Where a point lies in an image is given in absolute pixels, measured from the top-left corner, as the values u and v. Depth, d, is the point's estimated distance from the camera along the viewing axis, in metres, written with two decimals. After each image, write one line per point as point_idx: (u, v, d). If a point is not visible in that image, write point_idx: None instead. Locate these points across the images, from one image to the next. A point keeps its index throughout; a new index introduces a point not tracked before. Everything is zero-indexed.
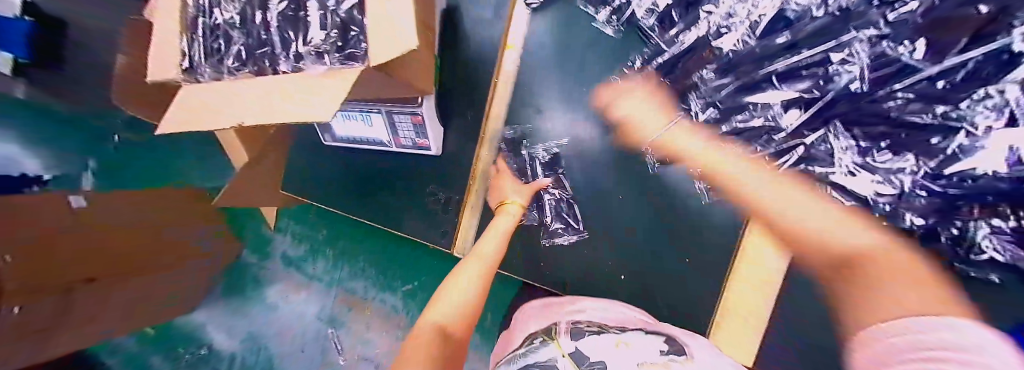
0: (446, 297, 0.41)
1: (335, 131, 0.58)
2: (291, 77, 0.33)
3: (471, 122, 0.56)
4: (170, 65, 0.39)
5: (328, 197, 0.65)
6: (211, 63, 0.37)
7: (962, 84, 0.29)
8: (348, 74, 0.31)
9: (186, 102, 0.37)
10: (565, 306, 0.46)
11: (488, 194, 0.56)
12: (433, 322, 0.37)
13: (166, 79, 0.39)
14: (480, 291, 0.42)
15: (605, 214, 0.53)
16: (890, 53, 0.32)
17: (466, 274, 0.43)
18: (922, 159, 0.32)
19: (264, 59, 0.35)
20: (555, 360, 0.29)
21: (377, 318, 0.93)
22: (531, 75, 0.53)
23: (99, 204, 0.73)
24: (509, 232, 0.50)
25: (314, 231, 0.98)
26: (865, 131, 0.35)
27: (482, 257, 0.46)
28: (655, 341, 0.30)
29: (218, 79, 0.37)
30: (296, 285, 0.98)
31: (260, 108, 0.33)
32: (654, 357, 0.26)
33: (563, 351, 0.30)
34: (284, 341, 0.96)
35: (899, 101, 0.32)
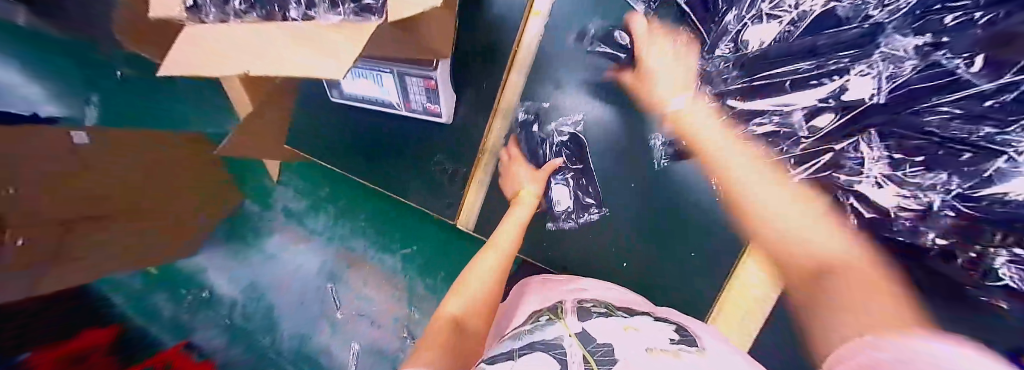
0: (466, 288, 0.41)
1: (342, 88, 0.56)
2: (301, 26, 0.31)
3: (487, 92, 0.53)
4: (174, 2, 0.37)
5: (333, 156, 0.64)
6: (216, 3, 0.35)
7: (1013, 105, 0.25)
8: (363, 27, 0.28)
9: (189, 50, 0.35)
10: (566, 284, 0.46)
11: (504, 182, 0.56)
12: (451, 315, 0.37)
13: (170, 17, 0.37)
14: (497, 282, 0.42)
15: (616, 200, 0.54)
16: (945, 64, 0.27)
17: (479, 270, 0.43)
18: (957, 180, 0.30)
19: (274, 4, 0.33)
20: (561, 339, 0.29)
21: (377, 276, 0.92)
22: (555, 48, 0.51)
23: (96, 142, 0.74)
24: (525, 223, 0.50)
25: (316, 188, 0.99)
26: (899, 144, 0.33)
27: (495, 249, 0.46)
28: (664, 329, 0.30)
29: (223, 21, 0.35)
30: (296, 238, 0.98)
31: (273, 57, 0.30)
32: (664, 345, 0.26)
33: (570, 331, 0.30)
34: (283, 293, 0.92)
35: (942, 117, 0.29)
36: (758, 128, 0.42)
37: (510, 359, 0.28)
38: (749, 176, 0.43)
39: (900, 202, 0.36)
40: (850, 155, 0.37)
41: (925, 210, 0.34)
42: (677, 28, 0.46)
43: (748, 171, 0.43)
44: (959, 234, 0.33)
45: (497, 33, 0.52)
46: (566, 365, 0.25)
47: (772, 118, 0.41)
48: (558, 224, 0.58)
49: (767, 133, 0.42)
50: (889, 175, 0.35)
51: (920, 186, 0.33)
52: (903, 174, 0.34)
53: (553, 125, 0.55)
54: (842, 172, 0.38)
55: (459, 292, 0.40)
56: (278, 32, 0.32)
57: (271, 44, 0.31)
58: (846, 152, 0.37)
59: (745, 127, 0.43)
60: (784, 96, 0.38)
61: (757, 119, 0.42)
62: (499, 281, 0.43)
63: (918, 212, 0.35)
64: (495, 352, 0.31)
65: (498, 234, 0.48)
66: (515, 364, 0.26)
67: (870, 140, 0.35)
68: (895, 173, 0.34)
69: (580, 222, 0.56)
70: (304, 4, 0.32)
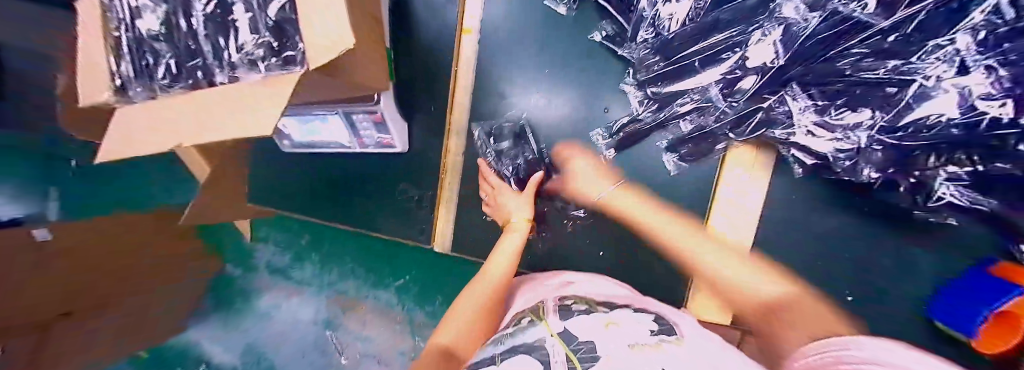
0: (456, 314, 0.41)
1: (293, 135, 0.55)
2: (227, 88, 0.32)
3: (436, 113, 0.54)
4: (100, 85, 0.36)
5: (298, 205, 0.63)
6: (142, 81, 0.35)
7: (914, 36, 0.27)
8: (289, 79, 0.29)
9: (126, 125, 0.35)
10: (550, 280, 0.46)
11: (488, 209, 0.54)
12: (440, 346, 0.38)
13: (100, 102, 0.37)
14: (487, 308, 0.41)
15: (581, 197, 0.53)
16: (842, 10, 0.30)
17: (464, 309, 0.41)
18: (879, 113, 0.32)
19: (197, 72, 0.33)
20: (543, 341, 0.27)
21: (375, 315, 0.95)
22: (492, 59, 0.52)
23: (64, 238, 0.74)
24: (519, 250, 0.47)
25: (297, 237, 1.01)
26: (821, 91, 0.35)
27: (484, 280, 0.44)
28: (645, 320, 0.28)
29: (153, 96, 0.35)
30: (288, 291, 1.02)
31: (207, 122, 0.31)
32: (644, 337, 0.24)
33: (552, 331, 0.28)
34: (282, 349, 0.98)
35: (854, 57, 0.31)
36: (681, 108, 0.45)
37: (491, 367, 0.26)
38: (675, 232, 0.46)
39: (836, 146, 0.37)
40: (779, 109, 0.39)
41: (858, 147, 0.36)
42: (599, 23, 0.48)
43: (675, 230, 0.46)
44: (894, 164, 0.35)
45: (435, 56, 0.53)
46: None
47: (692, 97, 0.43)
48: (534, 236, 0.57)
49: (691, 111, 0.45)
50: (820, 122, 0.37)
51: (847, 127, 0.35)
52: (828, 118, 0.36)
53: (502, 139, 0.54)
54: (778, 127, 0.41)
55: (449, 325, 0.40)
56: (205, 93, 0.32)
57: (200, 107, 0.32)
58: (775, 107, 0.39)
59: (671, 109, 0.46)
60: (698, 75, 0.42)
61: (678, 99, 0.44)
62: (490, 311, 0.40)
63: (853, 151, 0.37)
64: (477, 361, 0.30)
65: (490, 264, 0.46)
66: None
67: (794, 94, 0.36)
68: (823, 119, 0.36)
69: (552, 242, 0.56)
70: (227, 66, 0.32)
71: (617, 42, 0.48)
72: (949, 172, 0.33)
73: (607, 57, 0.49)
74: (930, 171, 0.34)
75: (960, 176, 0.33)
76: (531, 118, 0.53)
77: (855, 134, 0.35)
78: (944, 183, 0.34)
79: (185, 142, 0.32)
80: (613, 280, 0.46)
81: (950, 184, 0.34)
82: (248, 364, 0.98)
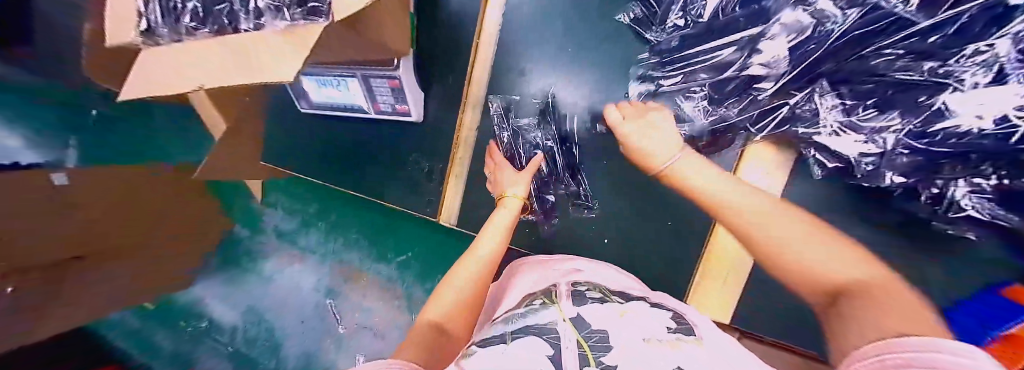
0: (448, 289, 0.40)
1: (312, 97, 0.56)
2: (252, 36, 0.32)
3: (454, 87, 0.54)
4: (127, 27, 0.37)
5: (310, 169, 0.64)
6: (168, 23, 0.35)
7: (954, 38, 0.26)
8: (311, 31, 0.29)
9: (153, 67, 0.36)
10: (560, 264, 0.46)
11: (489, 185, 0.53)
12: (429, 321, 0.36)
13: (126, 43, 0.37)
14: (477, 287, 0.41)
15: (593, 183, 0.53)
16: (884, 5, 0.28)
17: (458, 282, 0.41)
18: (908, 118, 0.32)
19: (223, 18, 0.33)
20: (555, 324, 0.27)
21: (372, 290, 0.97)
22: (514, 36, 0.51)
23: (79, 183, 0.80)
24: (510, 227, 0.47)
25: (306, 206, 1.05)
26: (852, 90, 0.34)
27: (477, 254, 0.44)
28: (661, 316, 0.28)
29: (178, 40, 0.35)
30: (292, 258, 1.04)
31: (234, 65, 0.31)
32: (661, 333, 0.24)
33: (564, 316, 0.28)
34: (283, 314, 1.00)
35: (888, 58, 0.30)
36: (700, 100, 0.44)
37: (501, 343, 0.26)
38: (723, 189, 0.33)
39: (862, 149, 0.37)
40: (804, 107, 0.38)
41: (884, 150, 0.36)
42: (626, 5, 0.47)
43: (743, 200, 0.31)
44: (917, 170, 0.35)
45: (456, 28, 0.52)
46: (559, 350, 0.23)
47: (703, 85, 0.43)
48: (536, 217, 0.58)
49: (717, 101, 0.43)
50: (845, 122, 0.36)
51: (876, 129, 0.35)
52: (856, 119, 0.35)
53: (523, 117, 0.54)
54: (800, 125, 0.40)
55: (440, 298, 0.39)
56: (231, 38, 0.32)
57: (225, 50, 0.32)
58: (801, 105, 0.38)
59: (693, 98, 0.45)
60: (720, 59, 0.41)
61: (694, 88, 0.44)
62: (481, 289, 0.41)
63: (878, 155, 0.37)
64: (486, 336, 0.29)
65: (482, 240, 0.46)
66: (506, 350, 0.24)
67: (823, 91, 0.36)
68: (851, 119, 0.36)
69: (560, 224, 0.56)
70: (253, 13, 0.32)
71: (642, 27, 0.47)
72: (972, 185, 0.33)
73: (631, 42, 0.48)
74: (952, 182, 0.34)
75: (983, 189, 0.32)
76: (552, 97, 0.53)
77: (881, 137, 0.35)
78: (966, 194, 0.34)
79: (207, 83, 0.32)
80: (624, 272, 0.45)
81: (971, 195, 0.34)
82: (250, 324, 1.00)
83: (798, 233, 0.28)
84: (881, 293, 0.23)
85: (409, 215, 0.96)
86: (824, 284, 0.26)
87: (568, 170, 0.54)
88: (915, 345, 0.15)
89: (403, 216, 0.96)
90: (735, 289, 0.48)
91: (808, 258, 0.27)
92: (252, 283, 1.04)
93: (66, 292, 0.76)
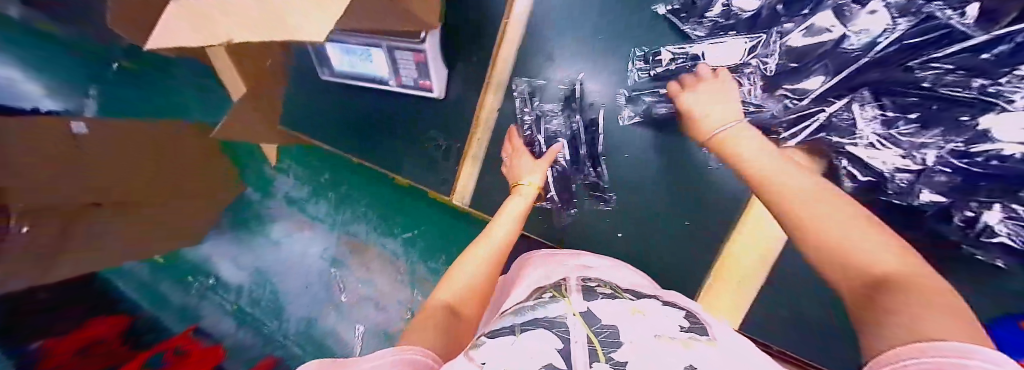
0: (459, 272, 0.41)
1: (334, 64, 0.55)
2: None
3: (478, 66, 0.53)
4: None
5: (327, 137, 0.64)
6: None
7: (1009, 58, 0.31)
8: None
9: (180, 21, 0.36)
10: (569, 259, 0.46)
11: (505, 169, 0.54)
12: (443, 303, 0.37)
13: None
14: (491, 271, 0.41)
15: (614, 176, 0.52)
16: (939, 17, 0.33)
17: (468, 266, 0.41)
18: (950, 136, 0.35)
19: None
20: (565, 318, 0.27)
21: (376, 261, 1.01)
22: (543, 18, 0.50)
23: (95, 131, 0.86)
24: (523, 214, 0.47)
25: (317, 175, 1.12)
26: (895, 102, 0.37)
27: (490, 240, 0.44)
28: (675, 314, 0.27)
29: None
30: (300, 225, 1.08)
31: (263, 21, 0.31)
32: (674, 332, 0.23)
33: (574, 310, 0.28)
34: (290, 279, 1.01)
35: (938, 71, 0.34)
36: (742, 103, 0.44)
37: (511, 334, 0.25)
38: (783, 173, 0.35)
39: (897, 163, 0.37)
40: (842, 116, 0.39)
41: (922, 168, 0.36)
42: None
43: (802, 185, 0.33)
44: (958, 190, 0.35)
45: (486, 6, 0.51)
46: (568, 343, 0.22)
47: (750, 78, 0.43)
48: (550, 205, 0.58)
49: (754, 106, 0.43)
50: (884, 135, 0.38)
51: (918, 144, 0.36)
52: (897, 133, 0.37)
53: (547, 103, 0.53)
54: (835, 135, 0.40)
55: (452, 280, 0.40)
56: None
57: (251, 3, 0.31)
58: (839, 113, 0.39)
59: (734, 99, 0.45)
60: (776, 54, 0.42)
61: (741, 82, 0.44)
62: (492, 275, 0.41)
63: (913, 173, 0.37)
64: (496, 327, 0.29)
65: (495, 226, 0.46)
66: (515, 341, 0.23)
67: (863, 101, 0.38)
68: (890, 132, 0.37)
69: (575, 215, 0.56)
70: None
71: (681, 18, 0.45)
72: (1009, 209, 0.34)
73: (665, 32, 0.46)
74: (986, 206, 0.35)
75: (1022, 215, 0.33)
76: (579, 87, 0.51)
77: (921, 153, 0.36)
78: (1001, 221, 0.35)
79: (235, 35, 0.32)
80: (634, 271, 0.45)
81: (1006, 222, 0.34)
82: (256, 284, 0.99)
83: (837, 209, 0.30)
84: (924, 286, 0.23)
85: (416, 192, 1.03)
86: (865, 272, 0.26)
87: (590, 159, 0.53)
88: (947, 350, 0.15)
89: (412, 192, 1.04)
90: (748, 295, 0.48)
91: (856, 246, 0.27)
92: (262, 245, 1.05)
93: (75, 239, 0.79)
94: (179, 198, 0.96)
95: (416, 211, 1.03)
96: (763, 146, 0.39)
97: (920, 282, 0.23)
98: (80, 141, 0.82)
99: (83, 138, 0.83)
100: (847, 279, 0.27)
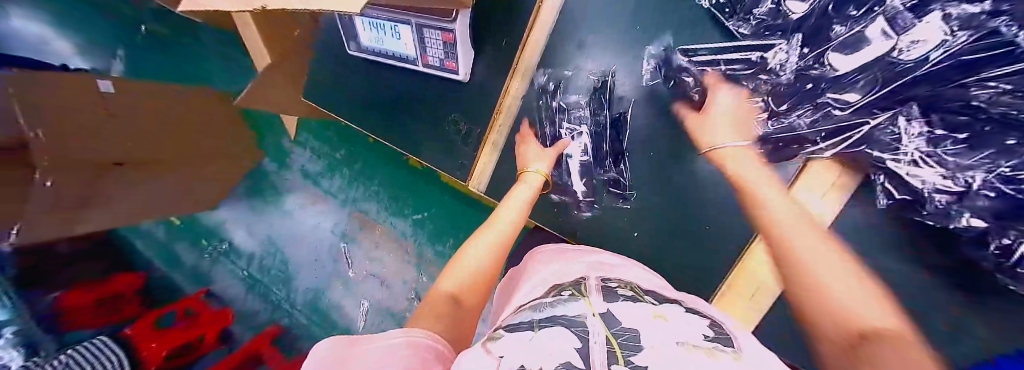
0: (465, 259, 0.40)
1: (361, 39, 0.54)
2: None
3: (505, 51, 0.52)
4: None
5: (347, 112, 0.64)
6: None
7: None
8: None
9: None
10: (584, 256, 0.45)
11: (515, 159, 0.56)
12: (446, 292, 0.36)
13: None
14: (498, 258, 0.41)
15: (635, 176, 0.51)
16: (1003, 32, 0.26)
17: (475, 252, 0.41)
18: (998, 159, 0.29)
19: None
20: (583, 317, 0.26)
21: (385, 238, 1.06)
22: (578, 5, 0.47)
23: (125, 93, 0.88)
24: (530, 201, 0.49)
25: (334, 150, 1.13)
26: (944, 118, 0.31)
27: (497, 226, 0.44)
28: (699, 323, 0.25)
29: None
30: (313, 198, 1.14)
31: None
32: (697, 340, 0.21)
33: (594, 310, 0.27)
34: (298, 249, 1.12)
35: (991, 92, 0.28)
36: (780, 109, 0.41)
37: (530, 331, 0.25)
38: (790, 215, 0.36)
39: (939, 183, 0.34)
40: (886, 130, 0.35)
41: (966, 191, 0.32)
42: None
43: (801, 230, 0.35)
44: (996, 215, 0.31)
45: None
46: (587, 344, 0.22)
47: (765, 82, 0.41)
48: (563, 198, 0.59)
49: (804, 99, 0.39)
50: (929, 153, 0.33)
51: (964, 165, 0.31)
52: (942, 152, 0.32)
53: (573, 96, 0.52)
54: (876, 149, 0.37)
55: (455, 270, 0.39)
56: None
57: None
58: (883, 127, 0.35)
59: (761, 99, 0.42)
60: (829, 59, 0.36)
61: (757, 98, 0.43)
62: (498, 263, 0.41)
63: (955, 195, 0.33)
64: (514, 322, 0.29)
65: (502, 210, 0.47)
66: (534, 337, 0.23)
67: (911, 115, 0.33)
68: (935, 151, 0.33)
69: (592, 210, 0.57)
70: None
71: (726, 13, 0.41)
72: None
73: (707, 27, 0.42)
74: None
75: None
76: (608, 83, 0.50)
77: (966, 176, 0.31)
78: None
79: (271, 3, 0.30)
80: (650, 270, 0.43)
81: None
82: (266, 253, 1.13)
83: (828, 258, 0.32)
84: (901, 340, 0.23)
85: (429, 173, 1.03)
86: (842, 320, 0.26)
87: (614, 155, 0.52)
88: None
89: (426, 175, 1.04)
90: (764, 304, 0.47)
91: (832, 286, 0.29)
92: (274, 215, 1.15)
93: (99, 197, 0.80)
94: (196, 167, 0.99)
95: (428, 194, 1.04)
96: (780, 193, 0.40)
97: (894, 335, 0.24)
98: (109, 101, 0.84)
99: (112, 98, 0.85)
100: (833, 331, 0.27)
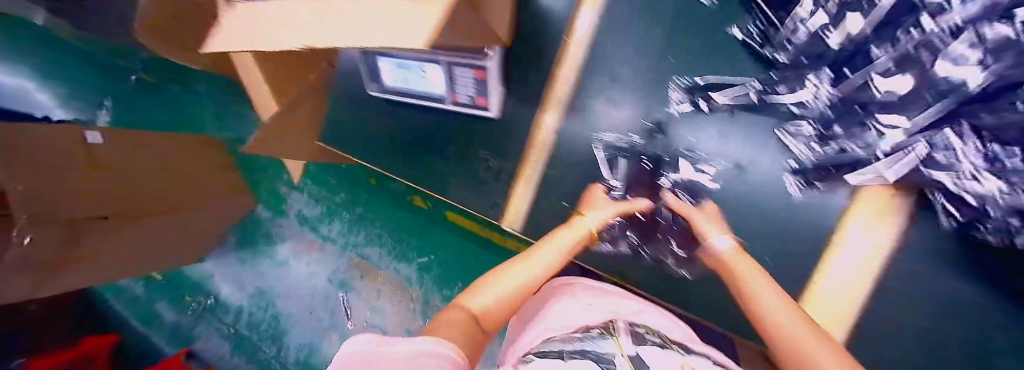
0: (485, 284, 0.40)
1: (385, 79, 0.55)
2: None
3: (532, 88, 0.53)
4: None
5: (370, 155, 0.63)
6: None
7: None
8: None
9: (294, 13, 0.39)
10: (618, 299, 0.48)
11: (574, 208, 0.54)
12: (468, 306, 0.36)
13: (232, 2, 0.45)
14: (516, 299, 0.41)
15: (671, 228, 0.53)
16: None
17: (501, 283, 0.41)
18: None
19: None
20: (614, 356, 0.26)
21: (388, 286, 0.99)
22: (602, 44, 0.49)
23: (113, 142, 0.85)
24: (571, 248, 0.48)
25: (334, 194, 1.08)
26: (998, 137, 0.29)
27: (529, 263, 0.45)
28: None
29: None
30: (311, 245, 1.09)
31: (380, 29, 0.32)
32: None
33: (623, 351, 0.27)
34: (290, 300, 1.04)
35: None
36: (829, 133, 0.40)
37: (559, 359, 0.26)
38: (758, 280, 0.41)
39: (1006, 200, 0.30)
40: (940, 151, 0.33)
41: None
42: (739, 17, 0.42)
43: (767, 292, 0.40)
44: None
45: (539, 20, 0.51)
46: None
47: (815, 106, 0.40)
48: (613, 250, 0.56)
49: (845, 133, 0.39)
50: (987, 170, 0.31)
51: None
52: (1005, 168, 0.30)
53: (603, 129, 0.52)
54: (937, 170, 0.34)
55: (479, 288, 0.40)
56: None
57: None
58: (935, 150, 0.33)
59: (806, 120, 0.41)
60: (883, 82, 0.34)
61: (793, 122, 0.42)
62: (518, 294, 0.41)
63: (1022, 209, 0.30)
64: (541, 350, 0.30)
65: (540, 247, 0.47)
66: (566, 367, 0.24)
67: (963, 133, 0.31)
68: (996, 168, 0.30)
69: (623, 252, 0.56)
70: None
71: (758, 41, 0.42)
72: None
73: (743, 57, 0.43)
74: None
75: None
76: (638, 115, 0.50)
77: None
78: None
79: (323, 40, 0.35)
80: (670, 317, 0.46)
81: None
82: (256, 306, 1.05)
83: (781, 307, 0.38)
84: None
85: (437, 211, 0.99)
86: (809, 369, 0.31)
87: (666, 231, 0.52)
88: None
89: (432, 214, 1.00)
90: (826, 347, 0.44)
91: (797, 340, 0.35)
92: (268, 267, 1.10)
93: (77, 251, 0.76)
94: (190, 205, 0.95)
95: (434, 236, 0.99)
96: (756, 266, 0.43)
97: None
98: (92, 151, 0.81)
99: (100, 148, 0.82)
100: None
